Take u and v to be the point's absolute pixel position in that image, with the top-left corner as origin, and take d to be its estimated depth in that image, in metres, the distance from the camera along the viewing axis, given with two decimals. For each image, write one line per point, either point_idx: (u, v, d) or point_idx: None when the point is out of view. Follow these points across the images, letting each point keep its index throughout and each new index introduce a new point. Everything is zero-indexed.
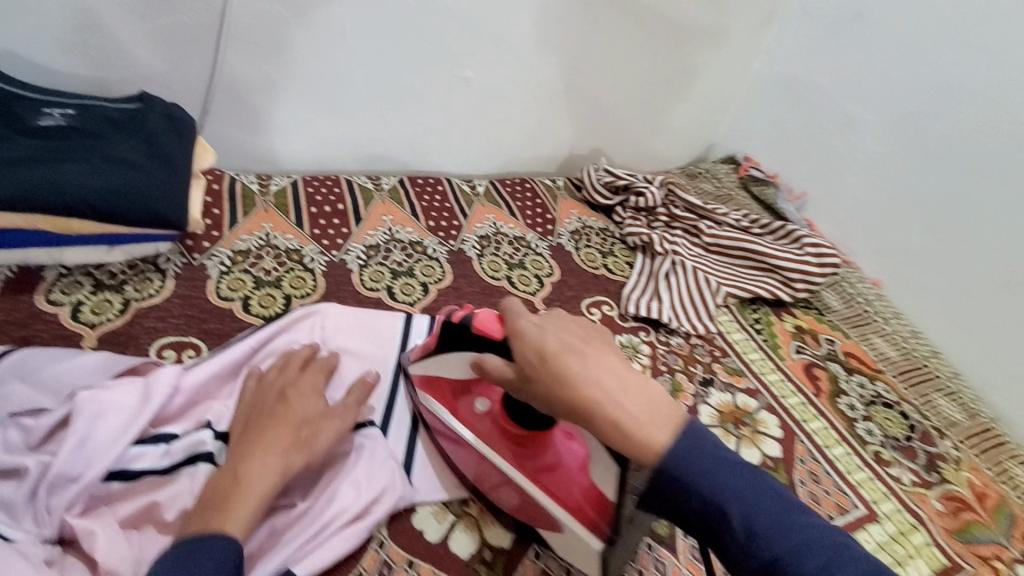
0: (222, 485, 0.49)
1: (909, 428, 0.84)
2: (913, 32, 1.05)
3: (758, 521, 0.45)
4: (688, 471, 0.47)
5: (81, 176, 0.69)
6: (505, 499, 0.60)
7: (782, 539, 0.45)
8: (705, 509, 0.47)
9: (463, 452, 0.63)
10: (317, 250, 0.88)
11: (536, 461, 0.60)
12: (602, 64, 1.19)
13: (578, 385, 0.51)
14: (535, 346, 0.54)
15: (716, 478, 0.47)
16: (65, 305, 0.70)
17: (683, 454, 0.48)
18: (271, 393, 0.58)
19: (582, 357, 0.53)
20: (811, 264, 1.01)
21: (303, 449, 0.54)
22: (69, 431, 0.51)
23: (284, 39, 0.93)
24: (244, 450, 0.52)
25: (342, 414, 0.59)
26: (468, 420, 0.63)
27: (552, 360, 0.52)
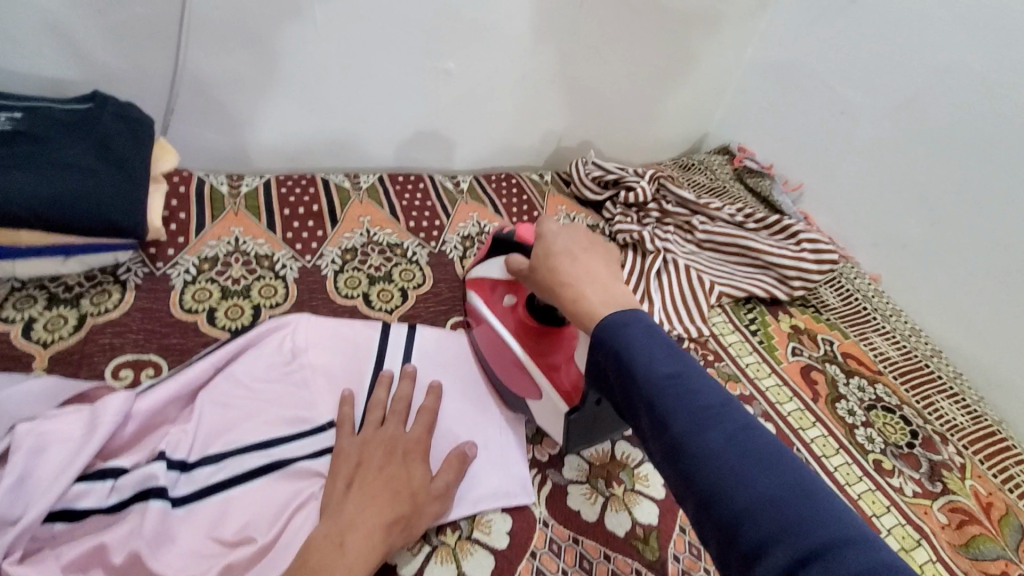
0: (325, 550, 0.47)
1: (912, 434, 0.81)
2: (914, 14, 1.00)
3: (675, 399, 0.43)
4: (622, 348, 0.47)
5: (27, 184, 0.64)
6: (506, 372, 0.68)
7: (680, 403, 0.43)
8: (620, 368, 0.47)
9: (484, 333, 0.72)
10: (289, 255, 0.83)
11: (540, 348, 0.67)
12: (590, 52, 1.13)
13: (560, 272, 0.57)
14: (544, 243, 0.60)
15: (649, 354, 0.46)
16: (17, 323, 0.66)
17: (623, 328, 0.49)
18: (382, 450, 0.57)
19: (577, 256, 0.58)
20: (808, 260, 0.97)
21: (403, 531, 0.52)
22: (6, 467, 0.46)
23: (248, 32, 0.87)
24: (354, 517, 0.50)
25: (444, 493, 0.57)
26: (495, 309, 0.72)
27: (549, 254, 0.59)
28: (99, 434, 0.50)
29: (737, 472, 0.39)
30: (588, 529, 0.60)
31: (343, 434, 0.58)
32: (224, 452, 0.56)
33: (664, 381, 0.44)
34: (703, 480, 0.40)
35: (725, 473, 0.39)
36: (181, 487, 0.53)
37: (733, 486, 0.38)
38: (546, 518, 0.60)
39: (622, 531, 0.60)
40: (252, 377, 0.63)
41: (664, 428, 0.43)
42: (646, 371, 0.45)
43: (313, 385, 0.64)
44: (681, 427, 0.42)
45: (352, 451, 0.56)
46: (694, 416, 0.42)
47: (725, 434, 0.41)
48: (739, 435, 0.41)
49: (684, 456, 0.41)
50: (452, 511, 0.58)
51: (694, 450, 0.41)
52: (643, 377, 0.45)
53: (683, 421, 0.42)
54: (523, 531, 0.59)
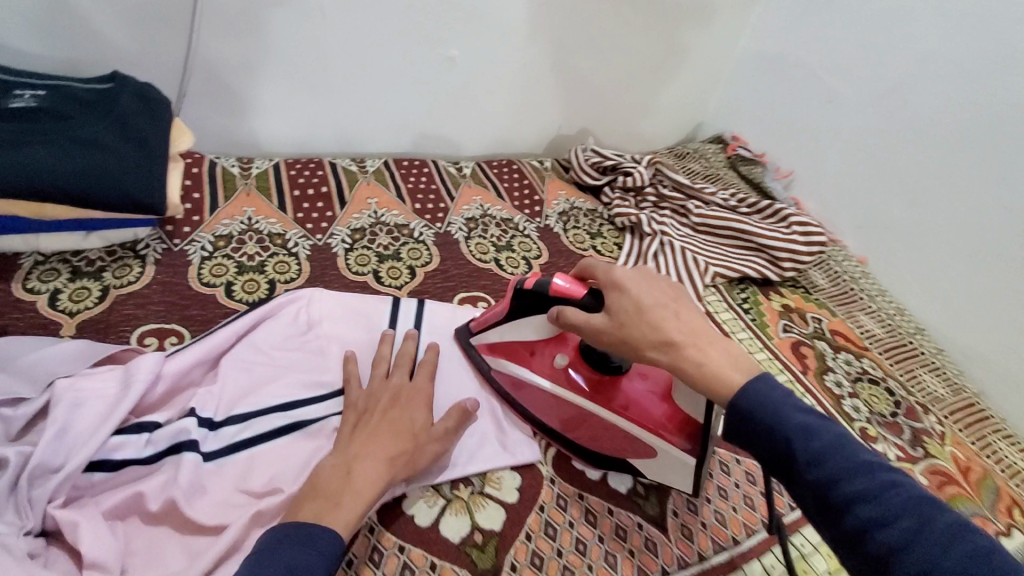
0: (333, 478, 0.52)
1: (895, 404, 0.85)
2: (898, 7, 1.05)
3: (857, 484, 0.45)
4: (779, 425, 0.49)
5: (51, 158, 0.66)
6: (594, 438, 0.64)
7: (861, 490, 0.45)
8: (778, 449, 0.49)
9: (541, 399, 0.66)
10: (301, 234, 0.86)
11: (615, 401, 0.63)
12: (589, 41, 1.17)
13: (666, 329, 0.55)
14: (627, 296, 0.58)
15: (813, 433, 0.48)
16: (42, 293, 0.68)
17: (778, 405, 0.50)
18: (385, 397, 0.60)
19: (674, 310, 0.57)
20: (798, 242, 1.02)
21: (405, 464, 0.56)
22: (48, 420, 0.49)
23: (259, 18, 0.89)
24: (359, 451, 0.54)
25: (445, 437, 0.60)
26: (544, 372, 0.67)
27: (644, 309, 0.56)
28: (132, 391, 0.53)
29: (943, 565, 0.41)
30: (593, 486, 0.64)
31: (350, 387, 0.62)
32: (249, 411, 0.59)
33: (839, 464, 0.46)
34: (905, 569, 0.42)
35: (929, 566, 0.41)
36: (210, 443, 0.56)
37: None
38: (552, 476, 0.64)
39: (625, 489, 0.64)
40: (271, 343, 0.66)
41: (846, 517, 0.45)
42: (813, 451, 0.47)
43: (323, 343, 0.68)
44: (871, 516, 0.44)
45: (358, 399, 0.60)
46: (881, 504, 0.44)
47: (918, 522, 0.43)
48: (936, 525, 0.43)
49: (877, 546, 0.43)
50: (463, 468, 0.61)
51: (890, 541, 0.42)
52: (810, 458, 0.47)
53: (870, 509, 0.44)
54: (531, 487, 0.62)
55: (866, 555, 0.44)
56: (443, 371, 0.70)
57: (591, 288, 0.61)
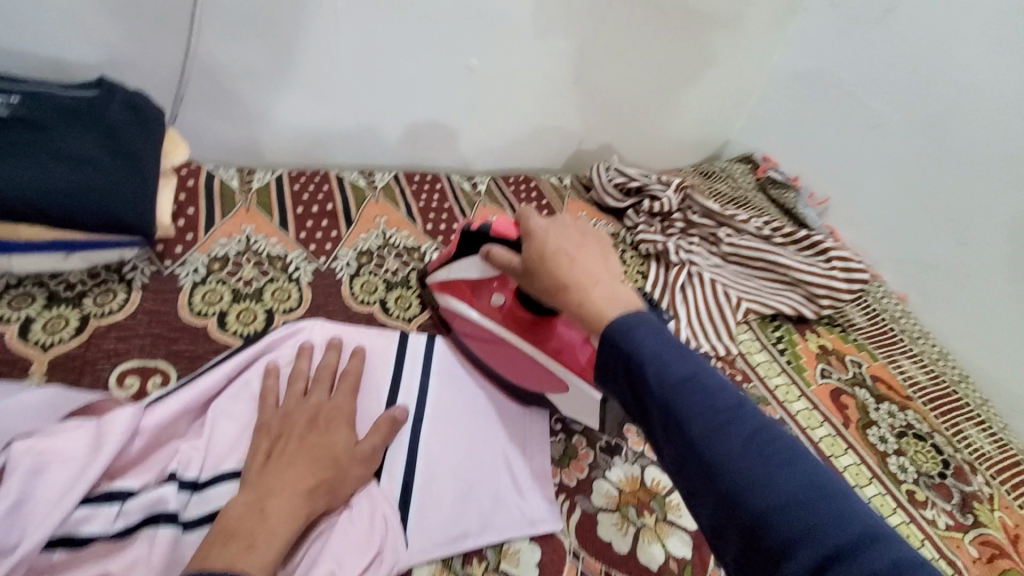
0: (245, 515, 0.45)
1: (943, 463, 0.78)
2: (950, 30, 0.98)
3: (689, 403, 0.41)
4: (628, 348, 0.44)
5: (27, 176, 0.59)
6: (520, 375, 0.66)
7: (694, 408, 0.40)
8: (627, 367, 0.44)
9: (479, 336, 0.69)
10: (303, 257, 0.79)
11: (544, 341, 0.65)
12: (615, 53, 1.10)
13: (561, 274, 0.53)
14: (534, 242, 0.56)
15: (661, 357, 0.43)
16: (13, 323, 0.61)
17: (642, 335, 0.44)
18: (304, 417, 0.55)
19: (574, 256, 0.54)
20: (838, 280, 0.95)
21: (327, 494, 0.50)
22: (2, 491, 0.42)
23: (264, 20, 0.83)
24: (273, 483, 0.48)
25: (370, 458, 0.55)
26: (483, 310, 0.68)
27: (545, 257, 0.54)
28: (103, 453, 0.47)
29: (756, 475, 0.38)
30: (621, 561, 0.57)
31: (263, 406, 0.56)
32: (237, 469, 0.52)
33: (677, 385, 0.42)
34: (721, 484, 0.38)
35: (742, 477, 0.38)
36: (192, 509, 0.49)
37: (753, 488, 0.37)
38: (576, 548, 0.57)
39: (655, 565, 0.57)
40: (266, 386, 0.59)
41: (678, 435, 0.41)
42: (656, 373, 0.42)
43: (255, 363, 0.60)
44: (698, 434, 0.40)
45: (271, 421, 0.54)
46: (709, 420, 0.40)
47: (742, 435, 0.39)
48: (753, 437, 0.39)
49: (700, 462, 0.39)
50: (476, 539, 0.55)
51: (711, 456, 0.39)
52: (655, 379, 0.42)
53: (699, 426, 0.40)
54: (552, 562, 0.56)
55: (692, 472, 0.40)
56: (364, 383, 0.64)
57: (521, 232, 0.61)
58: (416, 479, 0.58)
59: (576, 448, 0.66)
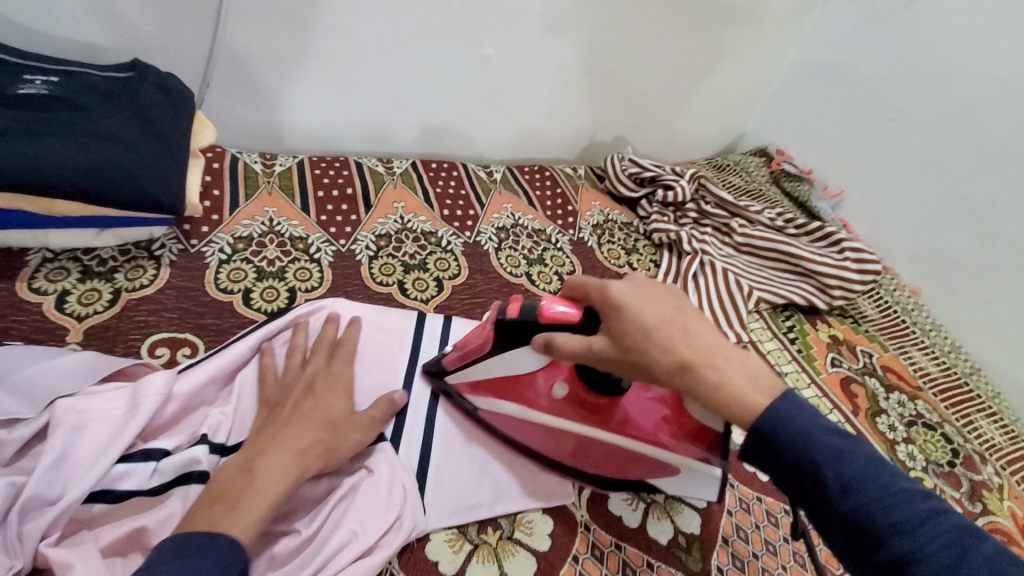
0: (233, 476, 0.46)
1: (952, 452, 0.79)
2: (969, 24, 0.98)
3: (893, 515, 0.40)
4: (807, 450, 0.43)
5: (63, 151, 0.62)
6: (616, 470, 0.61)
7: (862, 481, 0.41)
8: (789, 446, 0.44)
9: (554, 439, 0.61)
10: (324, 239, 0.82)
11: (623, 423, 0.60)
12: (631, 44, 1.11)
13: (677, 351, 0.48)
14: (628, 315, 0.50)
15: (844, 454, 0.42)
16: (50, 294, 0.64)
17: (805, 424, 0.44)
18: (300, 385, 0.56)
19: (681, 326, 0.49)
20: (851, 271, 0.96)
21: (321, 456, 0.50)
22: (47, 446, 0.45)
23: (290, 8, 0.85)
24: (262, 446, 0.49)
25: (368, 427, 0.56)
26: (545, 406, 0.62)
27: (650, 329, 0.49)
28: (139, 414, 0.49)
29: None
30: (631, 534, 0.59)
31: (261, 382, 0.57)
32: None
33: (874, 493, 0.41)
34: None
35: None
36: None
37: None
38: (587, 521, 0.59)
39: (665, 539, 0.59)
40: (277, 362, 0.61)
41: (881, 548, 0.39)
42: (844, 477, 0.42)
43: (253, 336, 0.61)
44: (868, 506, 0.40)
45: (269, 396, 0.55)
46: (917, 535, 0.39)
47: (958, 551, 0.38)
48: (971, 557, 0.38)
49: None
50: (492, 508, 0.57)
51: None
52: (845, 487, 0.41)
53: (907, 543, 0.39)
54: (565, 533, 0.57)
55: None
56: (360, 362, 0.65)
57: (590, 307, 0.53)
58: (431, 452, 0.60)
59: None
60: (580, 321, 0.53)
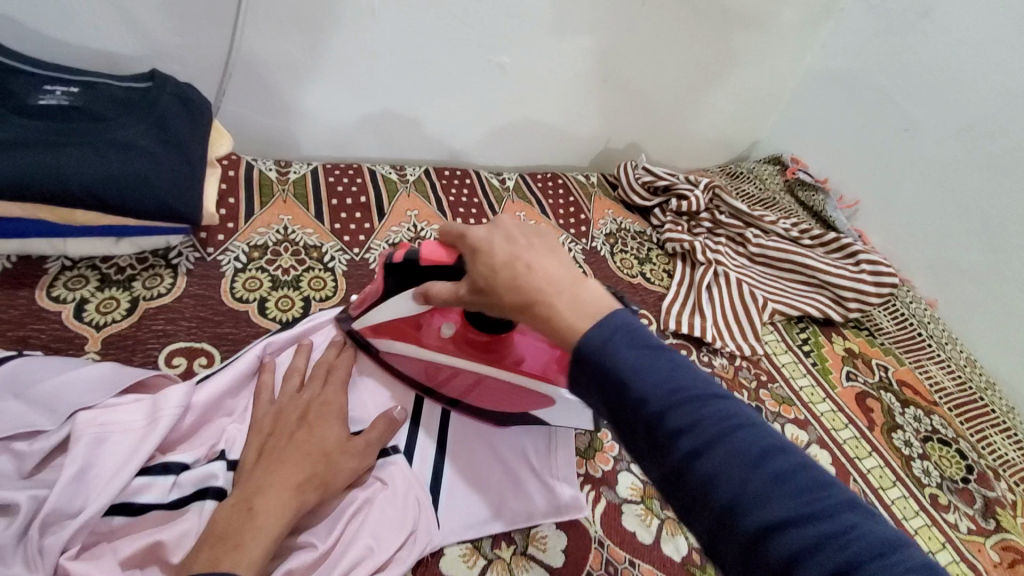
0: (233, 516, 0.45)
1: (967, 468, 0.78)
2: (989, 31, 0.96)
3: (681, 416, 0.39)
4: (608, 362, 0.41)
5: (85, 162, 0.62)
6: (502, 404, 0.62)
7: (686, 421, 0.38)
8: (605, 386, 0.41)
9: (446, 378, 0.63)
10: (338, 247, 0.82)
11: (506, 359, 0.62)
12: (645, 52, 1.10)
13: (520, 285, 0.46)
14: (483, 255, 0.49)
15: (662, 386, 0.40)
16: (68, 303, 0.64)
17: (627, 364, 0.41)
18: (296, 412, 0.55)
19: (529, 262, 0.47)
20: (867, 283, 0.94)
21: (318, 489, 0.50)
22: (68, 457, 0.45)
23: (304, 16, 0.85)
24: (260, 481, 0.48)
25: (365, 452, 0.55)
26: (434, 347, 0.63)
27: (497, 267, 0.48)
28: (159, 426, 0.50)
29: (755, 491, 0.36)
30: (645, 551, 0.58)
31: (259, 401, 0.57)
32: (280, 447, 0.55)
33: (665, 397, 0.39)
34: (722, 500, 0.36)
35: (744, 493, 0.36)
36: None
37: (752, 505, 0.36)
38: (601, 537, 0.58)
39: (679, 556, 0.58)
40: (277, 378, 0.61)
41: (670, 450, 0.39)
42: (639, 388, 0.40)
43: (243, 356, 0.60)
44: (692, 449, 0.38)
45: (265, 419, 0.55)
46: (701, 434, 0.38)
47: (738, 445, 0.37)
48: (749, 449, 0.37)
49: (696, 477, 0.37)
50: (506, 522, 0.57)
51: (709, 471, 0.37)
52: (641, 394, 0.40)
53: (692, 441, 0.38)
54: (579, 549, 0.57)
55: (685, 489, 0.38)
56: (358, 383, 0.64)
57: (455, 249, 0.54)
58: (445, 465, 0.60)
59: (602, 440, 0.67)
60: (447, 262, 0.54)
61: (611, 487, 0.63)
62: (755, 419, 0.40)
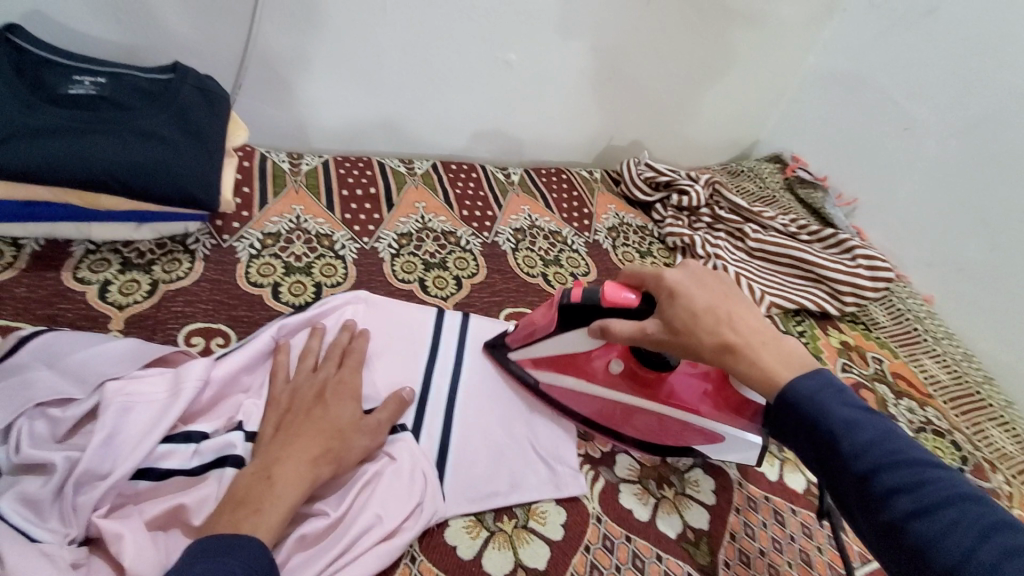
0: (253, 484, 0.48)
1: (962, 459, 0.80)
2: (991, 32, 0.98)
3: (897, 474, 0.41)
4: (815, 414, 0.46)
5: (112, 149, 0.65)
6: (663, 436, 0.66)
7: (905, 480, 0.41)
8: (816, 436, 0.46)
9: (604, 409, 0.67)
10: (348, 236, 0.85)
11: (670, 395, 0.65)
12: (650, 50, 1.12)
13: (724, 334, 0.51)
14: (682, 299, 0.54)
15: (874, 443, 0.43)
16: (93, 284, 0.67)
17: (839, 419, 0.45)
18: (311, 391, 0.58)
19: (730, 312, 0.52)
20: (863, 277, 0.97)
21: (333, 463, 0.53)
22: (98, 424, 0.48)
23: (319, 11, 0.88)
24: (279, 452, 0.51)
25: (376, 430, 0.58)
26: (598, 380, 0.67)
27: (699, 313, 0.52)
28: (182, 398, 0.52)
29: (983, 559, 0.37)
30: (641, 528, 0.61)
31: (275, 378, 0.60)
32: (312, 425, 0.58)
33: (877, 454, 0.43)
34: (943, 560, 0.38)
35: (970, 557, 0.37)
36: None
37: (980, 572, 0.37)
38: (599, 514, 0.61)
39: (674, 533, 0.61)
40: (291, 358, 0.63)
41: (885, 507, 0.41)
42: (851, 442, 0.44)
43: (258, 337, 0.63)
44: (909, 507, 0.40)
45: (281, 395, 0.58)
46: (922, 495, 0.40)
47: (967, 515, 0.39)
48: (976, 519, 0.39)
49: (916, 537, 0.40)
50: (508, 498, 0.59)
51: (928, 531, 0.39)
52: (851, 449, 0.44)
53: (909, 501, 0.40)
54: (577, 524, 0.59)
55: (901, 547, 0.40)
56: (368, 363, 0.66)
57: (643, 295, 0.58)
58: (452, 443, 0.63)
59: None
60: (633, 307, 0.59)
61: (607, 467, 0.65)
62: (986, 499, 0.41)
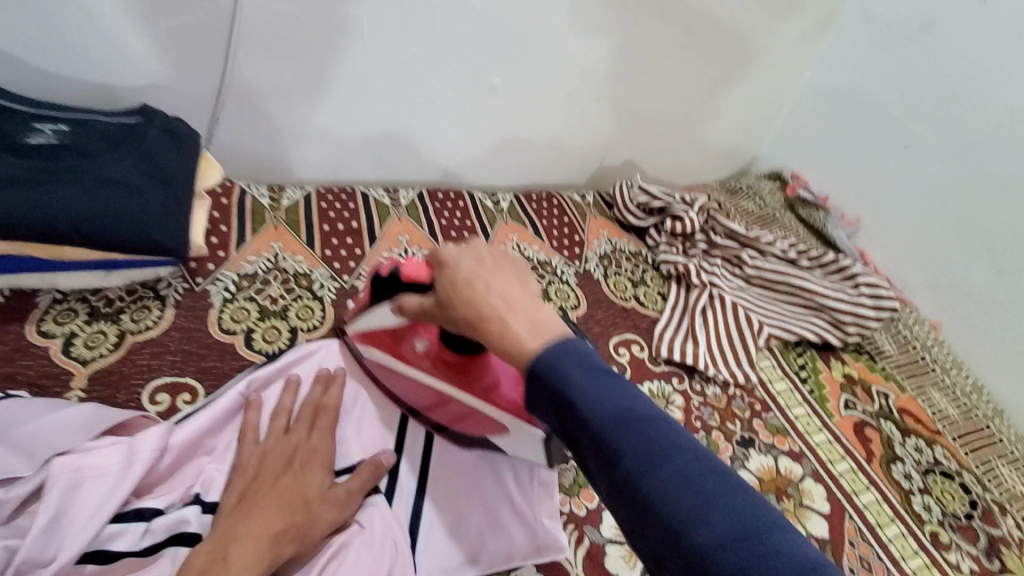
0: (207, 567, 0.44)
1: (970, 504, 0.76)
2: (986, 51, 0.96)
3: (625, 436, 0.39)
4: (560, 381, 0.41)
5: (73, 199, 0.63)
6: (463, 422, 0.62)
7: (630, 441, 0.38)
8: (556, 402, 0.41)
9: (415, 390, 0.64)
10: (327, 274, 0.82)
11: (477, 384, 0.59)
12: (640, 71, 1.09)
13: (477, 303, 0.47)
14: (446, 269, 0.49)
15: (604, 403, 0.40)
16: (56, 337, 0.65)
17: (575, 380, 0.41)
18: (279, 459, 0.55)
19: (491, 281, 0.48)
20: (866, 306, 0.93)
21: (293, 540, 0.49)
22: (41, 505, 0.46)
23: (295, 45, 0.85)
24: (239, 529, 0.48)
25: (344, 501, 0.54)
26: (409, 360, 0.63)
27: (459, 282, 0.48)
28: (133, 471, 0.50)
29: (692, 511, 0.36)
30: None
31: (243, 441, 0.57)
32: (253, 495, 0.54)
33: (609, 415, 0.39)
34: (661, 520, 0.36)
35: (680, 512, 0.36)
36: None
37: (692, 527, 0.35)
38: None
39: None
40: (263, 415, 0.60)
41: (614, 471, 0.38)
42: (586, 406, 0.40)
43: (225, 394, 0.60)
44: (634, 469, 0.38)
45: (249, 463, 0.55)
46: (645, 454, 0.38)
47: (681, 469, 0.37)
48: (687, 470, 0.38)
49: (638, 497, 0.37)
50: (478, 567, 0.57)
51: (650, 491, 0.37)
52: (587, 413, 0.40)
53: (636, 460, 0.38)
54: None
55: (629, 506, 0.38)
56: (343, 419, 0.63)
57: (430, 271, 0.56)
58: (426, 507, 0.60)
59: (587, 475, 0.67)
60: (422, 281, 0.56)
61: (594, 527, 0.63)
62: (692, 443, 0.40)
